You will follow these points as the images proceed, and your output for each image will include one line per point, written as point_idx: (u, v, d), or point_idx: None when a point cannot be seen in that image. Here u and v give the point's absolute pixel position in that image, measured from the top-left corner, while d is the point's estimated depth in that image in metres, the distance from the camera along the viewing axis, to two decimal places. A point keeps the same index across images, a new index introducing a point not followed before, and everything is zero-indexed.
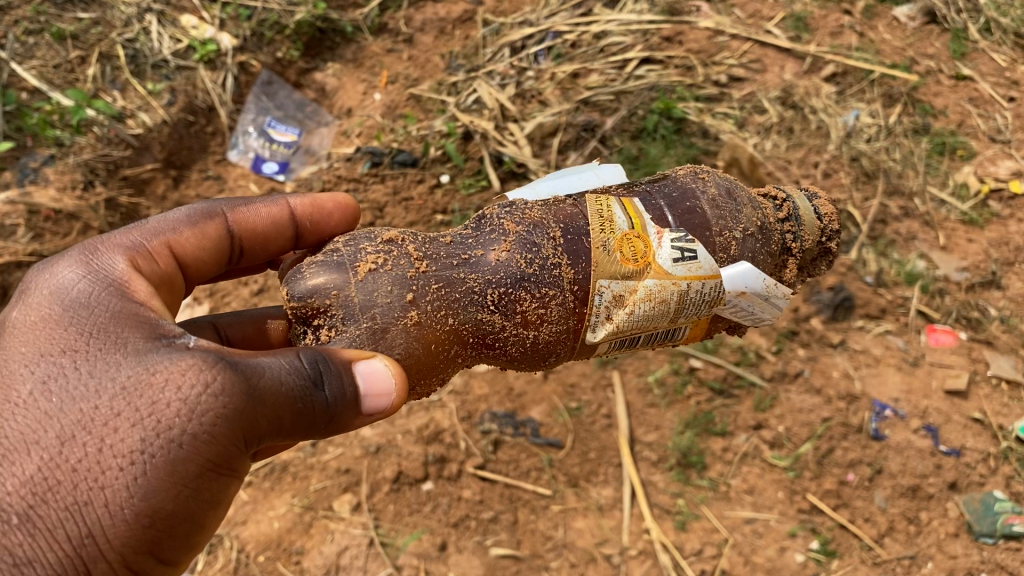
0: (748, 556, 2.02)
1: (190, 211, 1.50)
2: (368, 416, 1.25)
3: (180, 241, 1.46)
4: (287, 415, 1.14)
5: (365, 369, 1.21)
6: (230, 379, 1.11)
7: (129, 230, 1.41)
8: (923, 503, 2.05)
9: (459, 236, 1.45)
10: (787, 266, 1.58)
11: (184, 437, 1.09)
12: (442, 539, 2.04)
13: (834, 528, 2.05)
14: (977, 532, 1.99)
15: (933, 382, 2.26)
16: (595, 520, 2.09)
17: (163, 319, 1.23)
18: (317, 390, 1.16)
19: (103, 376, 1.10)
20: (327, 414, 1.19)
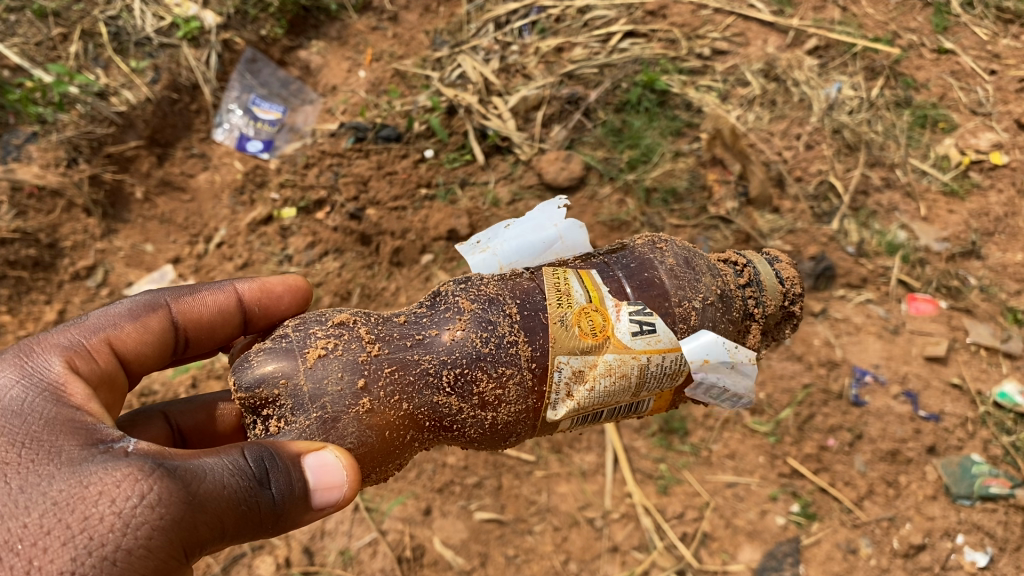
0: (729, 518, 2.05)
1: (131, 305, 1.47)
2: (320, 510, 1.19)
3: (124, 336, 1.42)
4: (230, 518, 1.08)
5: (314, 463, 1.15)
6: (167, 486, 1.05)
7: (68, 330, 1.36)
8: (902, 467, 2.08)
9: (413, 316, 1.40)
10: (750, 332, 1.54)
11: (119, 552, 1.01)
12: (426, 504, 2.06)
13: (814, 492, 2.07)
14: (954, 494, 2.02)
15: (913, 349, 2.28)
16: (578, 485, 2.11)
17: (100, 424, 1.17)
18: (263, 488, 1.10)
19: (33, 492, 1.04)
20: (274, 514, 1.12)
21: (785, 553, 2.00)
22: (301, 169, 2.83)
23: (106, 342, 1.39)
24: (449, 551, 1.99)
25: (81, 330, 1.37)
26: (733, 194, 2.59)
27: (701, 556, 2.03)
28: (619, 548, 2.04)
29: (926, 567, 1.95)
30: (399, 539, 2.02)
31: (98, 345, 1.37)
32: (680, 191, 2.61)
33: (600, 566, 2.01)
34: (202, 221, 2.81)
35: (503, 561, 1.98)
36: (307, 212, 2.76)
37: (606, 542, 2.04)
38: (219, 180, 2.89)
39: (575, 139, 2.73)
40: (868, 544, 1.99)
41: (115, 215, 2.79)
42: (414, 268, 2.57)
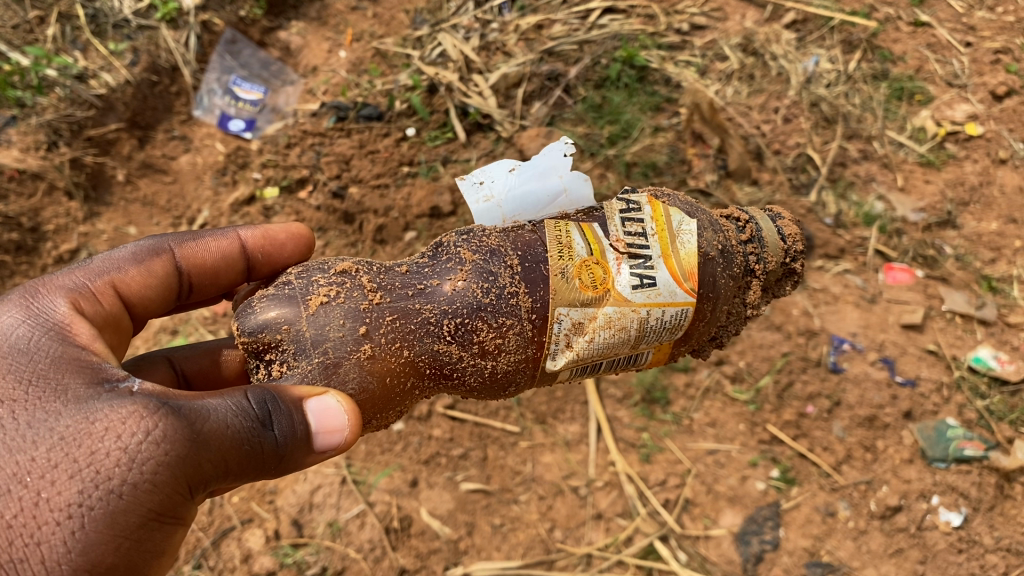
0: (711, 484, 2.09)
1: (137, 248, 1.49)
2: (321, 453, 1.22)
3: (129, 278, 1.44)
4: (234, 458, 1.10)
5: (315, 407, 1.17)
6: (172, 424, 1.07)
7: (76, 273, 1.38)
8: (880, 432, 2.12)
9: (415, 266, 1.42)
10: (752, 287, 1.56)
11: (125, 486, 1.04)
12: (413, 475, 2.09)
13: (793, 457, 2.11)
14: (930, 457, 2.06)
15: (890, 317, 2.32)
16: (562, 455, 2.14)
17: (103, 361, 1.19)
18: (266, 429, 1.13)
19: (41, 426, 1.06)
20: (276, 455, 1.15)
21: (766, 517, 2.03)
22: (284, 149, 2.84)
23: (112, 286, 1.41)
24: (435, 521, 2.02)
25: (88, 273, 1.39)
26: (712, 166, 2.60)
27: (683, 521, 2.06)
28: (603, 515, 2.07)
29: (903, 527, 1.99)
30: (387, 510, 2.04)
31: (104, 286, 1.39)
32: (660, 165, 2.62)
33: (584, 534, 2.04)
34: (185, 203, 2.82)
35: (489, 529, 2.02)
36: (289, 191, 2.77)
37: (590, 510, 2.07)
38: (201, 162, 2.90)
39: (555, 116, 2.74)
40: (846, 507, 2.03)
41: (97, 198, 2.79)
42: (398, 245, 2.57)
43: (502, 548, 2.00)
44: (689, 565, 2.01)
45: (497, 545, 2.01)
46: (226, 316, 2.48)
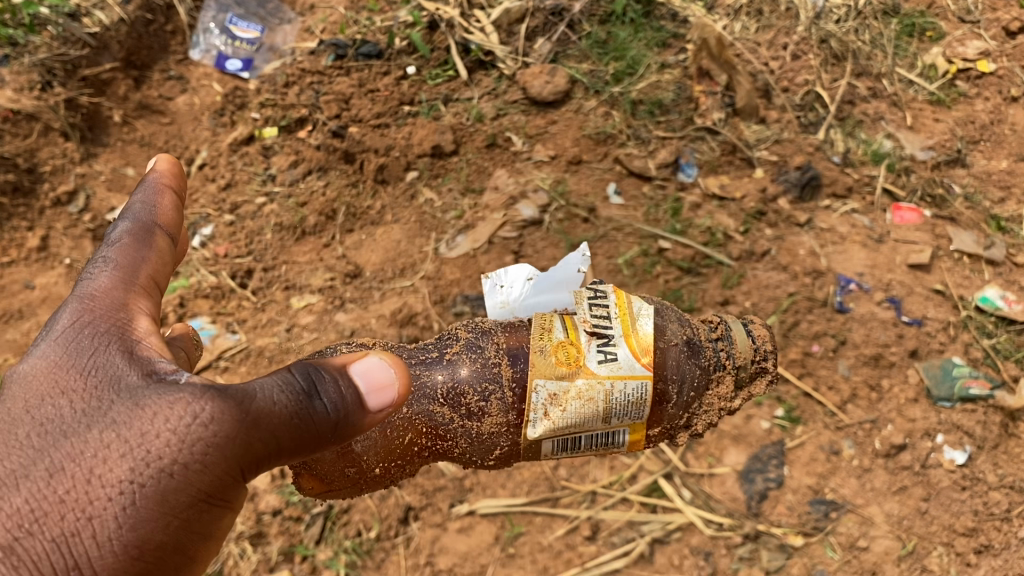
0: (715, 423, 2.07)
1: (151, 214, 1.33)
2: (382, 419, 1.14)
3: (168, 256, 1.31)
4: (286, 435, 1.04)
5: (359, 368, 1.09)
6: (221, 405, 1.02)
7: (121, 271, 1.21)
8: (884, 371, 2.10)
9: (420, 347, 1.48)
10: (724, 381, 1.43)
11: (172, 468, 1.01)
12: None
13: (798, 396, 2.10)
14: (935, 397, 2.05)
15: (897, 257, 2.29)
16: None
17: (144, 337, 1.13)
18: (321, 402, 1.06)
19: (92, 409, 1.04)
20: (331, 429, 1.07)
21: (769, 456, 2.02)
22: (282, 88, 2.79)
23: (157, 274, 1.26)
24: (440, 461, 2.02)
25: (132, 267, 1.23)
26: (719, 104, 2.55)
27: (687, 459, 2.05)
28: (608, 454, 2.06)
29: (906, 466, 1.98)
30: None
31: (151, 278, 1.25)
32: (666, 104, 2.57)
33: (588, 472, 2.04)
34: (183, 144, 2.76)
35: (494, 468, 2.02)
36: (288, 131, 2.68)
37: (595, 448, 2.06)
38: (198, 103, 2.85)
39: (559, 53, 2.69)
40: (850, 446, 2.02)
41: (94, 139, 2.74)
42: (399, 186, 2.47)
43: (507, 485, 2.00)
44: (695, 502, 2.00)
45: (503, 483, 2.00)
46: (226, 257, 2.41)
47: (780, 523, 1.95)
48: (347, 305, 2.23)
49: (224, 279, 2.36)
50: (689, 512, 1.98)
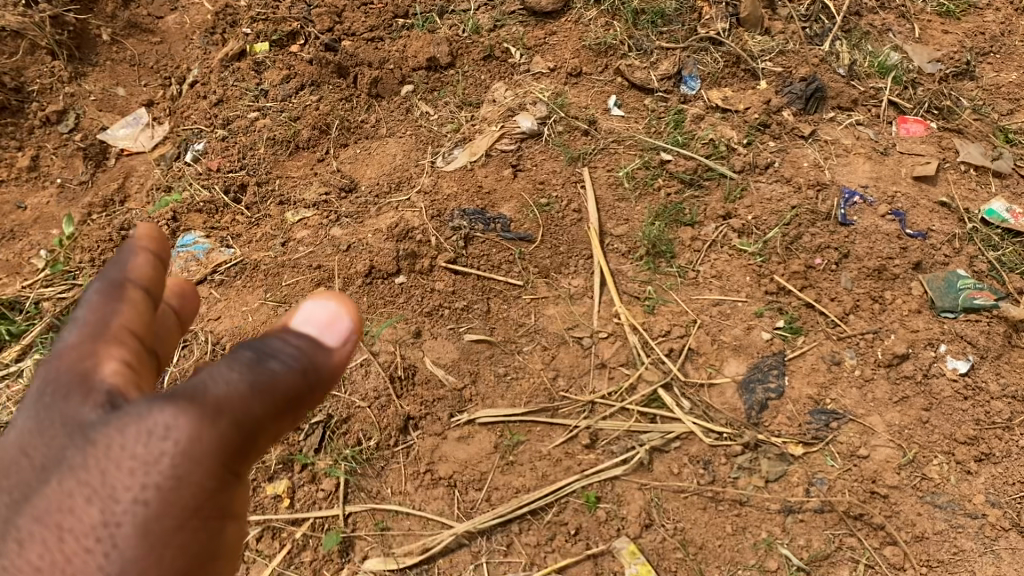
0: (715, 334, 2.01)
1: (121, 277, 1.06)
2: (341, 368, 1.10)
3: (147, 316, 1.07)
4: (252, 414, 0.97)
5: (300, 323, 1.10)
6: (176, 407, 0.92)
7: (89, 326, 1.02)
8: (888, 283, 2.07)
9: None
10: None
11: (148, 490, 0.90)
12: (416, 327, 1.97)
13: (800, 308, 2.04)
14: (939, 308, 2.03)
15: (902, 171, 2.27)
16: (566, 308, 2.03)
17: (102, 378, 0.97)
18: (272, 362, 1.00)
19: (52, 470, 0.92)
20: (295, 390, 1.01)
21: (771, 366, 1.95)
22: (273, 4, 2.70)
23: (131, 329, 1.04)
24: (440, 370, 1.91)
25: (101, 321, 1.03)
26: (723, 14, 2.55)
27: (686, 370, 1.96)
28: (606, 365, 1.96)
29: (908, 375, 1.93)
30: (390, 360, 1.92)
31: (126, 332, 1.03)
32: (669, 13, 2.55)
33: (588, 382, 1.93)
34: (174, 64, 2.68)
35: (493, 378, 1.92)
36: (280, 45, 2.61)
37: (594, 360, 1.96)
38: (188, 21, 2.77)
39: None
40: (852, 356, 1.97)
41: (82, 58, 2.66)
42: (394, 99, 2.44)
43: (506, 396, 1.90)
44: (693, 413, 1.89)
45: (502, 393, 1.90)
46: (219, 171, 2.28)
47: (780, 433, 1.86)
48: (343, 221, 2.13)
49: (218, 194, 2.21)
50: (688, 421, 1.87)
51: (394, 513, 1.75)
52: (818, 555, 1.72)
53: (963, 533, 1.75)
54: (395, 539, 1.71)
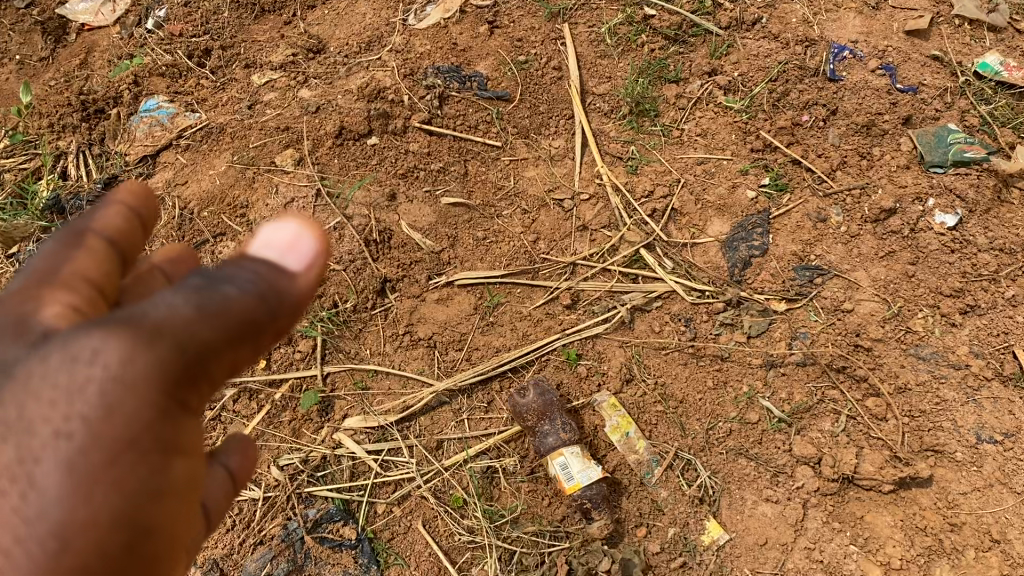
0: (699, 194, 1.96)
1: (81, 225, 0.85)
2: (308, 292, 0.82)
3: (111, 271, 0.84)
4: (203, 343, 0.71)
5: (264, 242, 0.81)
6: (105, 328, 0.67)
7: (33, 271, 0.80)
8: (877, 140, 1.98)
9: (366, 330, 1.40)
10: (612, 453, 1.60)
11: (72, 423, 0.66)
12: (390, 189, 1.90)
13: (787, 165, 1.98)
14: (927, 164, 1.92)
15: (894, 25, 2.17)
16: (546, 170, 1.98)
17: (40, 322, 0.75)
18: (223, 284, 0.73)
19: None
20: (259, 317, 0.75)
21: (755, 225, 1.90)
22: None
23: (87, 276, 0.81)
24: (416, 234, 1.85)
25: (49, 267, 0.81)
26: None
27: (669, 231, 1.92)
28: (588, 227, 1.92)
29: (896, 231, 1.86)
30: (365, 224, 1.85)
31: (79, 278, 0.81)
32: None
33: (569, 245, 1.89)
34: None
35: (472, 243, 1.87)
36: None
37: (575, 222, 1.92)
38: None
39: None
40: (838, 214, 1.91)
41: None
42: None
43: (486, 259, 1.85)
44: (675, 272, 1.87)
45: (481, 257, 1.85)
46: (181, 37, 2.17)
47: (763, 290, 1.82)
48: (311, 82, 2.04)
49: (181, 57, 2.12)
50: (670, 280, 1.85)
51: (373, 373, 1.73)
52: (800, 407, 1.69)
53: (947, 383, 1.69)
54: (375, 399, 1.70)
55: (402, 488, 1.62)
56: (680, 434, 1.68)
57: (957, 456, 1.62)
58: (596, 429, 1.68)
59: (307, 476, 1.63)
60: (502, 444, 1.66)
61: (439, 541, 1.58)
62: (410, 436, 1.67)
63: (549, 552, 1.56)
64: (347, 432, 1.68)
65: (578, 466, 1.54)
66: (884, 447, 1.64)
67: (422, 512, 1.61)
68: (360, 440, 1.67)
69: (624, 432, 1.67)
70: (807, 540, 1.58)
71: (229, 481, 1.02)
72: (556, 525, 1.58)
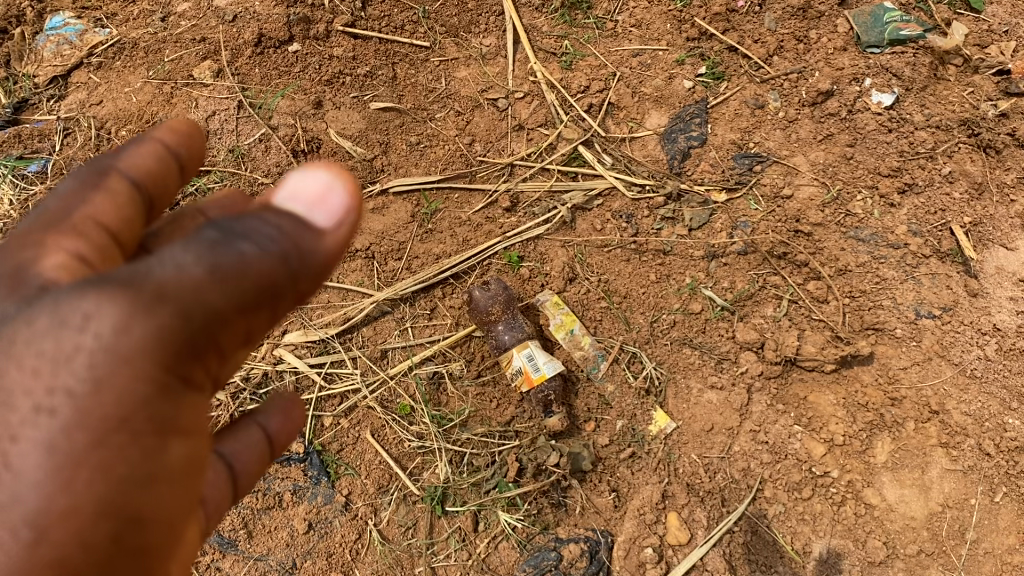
0: (636, 87, 1.92)
1: (104, 163, 0.76)
2: (336, 254, 0.71)
3: (133, 218, 0.75)
4: (213, 307, 0.61)
5: (289, 194, 0.71)
6: (103, 288, 0.59)
7: (45, 212, 0.72)
8: (813, 23, 1.92)
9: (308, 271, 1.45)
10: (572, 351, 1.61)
11: (57, 397, 0.61)
12: (316, 97, 1.83)
13: (723, 53, 1.93)
14: (864, 44, 1.86)
15: None
16: (478, 70, 1.93)
17: (40, 274, 0.67)
18: (240, 239, 0.62)
19: None
20: (274, 282, 0.64)
21: (692, 115, 1.87)
22: None
23: (102, 221, 0.72)
24: (346, 142, 1.79)
25: (62, 208, 0.72)
26: None
27: (607, 126, 1.89)
28: (524, 127, 1.88)
29: (833, 113, 1.82)
30: (291, 134, 1.79)
31: (91, 221, 0.71)
32: None
33: (506, 145, 1.85)
34: None
35: (405, 148, 1.82)
36: None
37: (511, 122, 1.88)
38: None
39: None
40: (776, 99, 1.87)
41: None
42: None
43: (421, 164, 1.81)
44: (615, 168, 1.84)
45: (415, 162, 1.81)
46: None
47: (703, 181, 1.80)
48: None
49: None
50: (609, 176, 1.82)
51: None
52: (742, 295, 1.69)
53: (886, 262, 1.69)
54: (314, 313, 1.68)
55: (347, 400, 1.62)
56: (625, 329, 1.68)
57: (897, 332, 1.64)
58: (542, 328, 1.68)
59: (249, 394, 1.61)
60: (447, 350, 1.65)
61: (387, 448, 1.58)
62: (352, 347, 1.66)
63: (499, 451, 1.57)
64: (289, 347, 1.66)
65: (543, 358, 1.53)
66: (826, 327, 1.66)
67: (370, 423, 1.60)
68: (302, 354, 1.65)
69: (569, 330, 1.66)
70: (753, 423, 1.60)
71: (267, 444, 0.98)
72: (505, 425, 1.59)
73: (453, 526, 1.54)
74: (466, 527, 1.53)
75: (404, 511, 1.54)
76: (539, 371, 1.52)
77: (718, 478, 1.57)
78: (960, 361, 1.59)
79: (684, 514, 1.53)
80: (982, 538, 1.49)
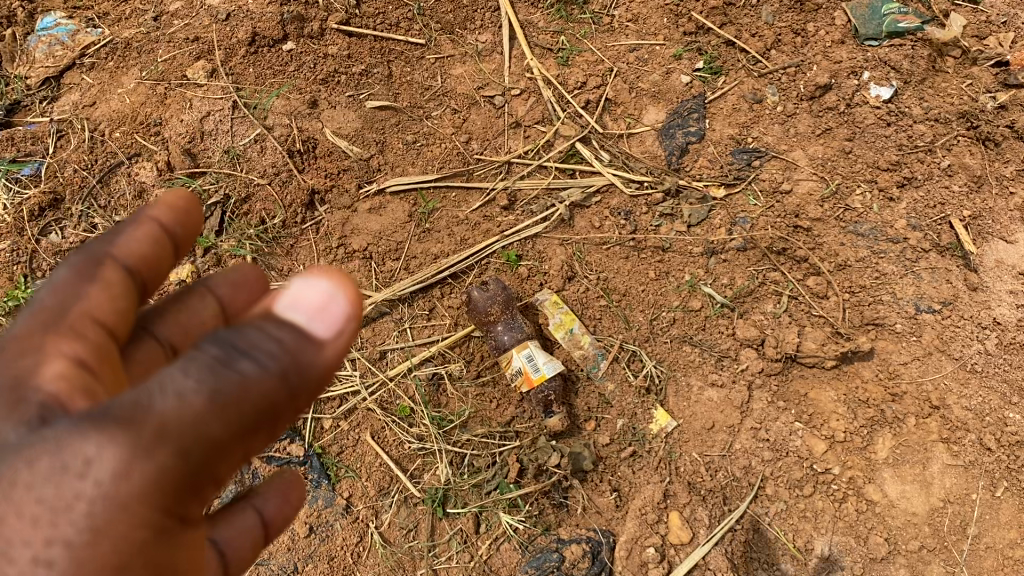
0: (633, 82, 1.91)
1: (99, 252, 0.79)
2: (336, 362, 0.69)
3: (126, 307, 0.79)
4: (212, 437, 0.61)
5: (291, 301, 0.68)
6: (101, 428, 0.60)
7: (41, 307, 0.74)
8: (810, 17, 1.92)
9: None
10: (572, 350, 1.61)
11: (54, 548, 0.61)
12: (311, 96, 1.82)
13: (720, 48, 1.93)
14: (862, 38, 1.86)
15: None
16: (474, 67, 1.92)
17: (39, 385, 0.67)
18: (241, 358, 0.61)
19: None
20: (273, 403, 0.64)
21: (690, 111, 1.86)
22: None
23: (97, 317, 0.76)
24: (341, 141, 1.78)
25: (58, 304, 0.74)
26: None
27: (605, 122, 1.88)
28: (521, 124, 1.87)
29: (831, 107, 1.81)
30: (287, 134, 1.77)
31: (89, 318, 0.75)
32: None
33: (503, 143, 1.84)
34: None
35: (401, 147, 1.81)
36: None
37: (508, 119, 1.87)
38: None
39: None
40: (774, 93, 1.86)
41: None
42: None
43: (417, 163, 1.79)
44: (613, 164, 1.83)
45: (412, 161, 1.79)
46: None
47: (701, 177, 1.79)
48: None
49: None
50: (607, 173, 1.81)
51: None
52: (741, 292, 1.69)
53: (886, 257, 1.68)
54: None
55: (347, 402, 1.61)
56: (624, 327, 1.67)
57: (897, 328, 1.63)
58: (541, 328, 1.67)
59: None
60: (446, 350, 1.64)
61: (387, 450, 1.58)
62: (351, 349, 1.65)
63: (500, 452, 1.57)
64: None
65: (542, 358, 1.52)
66: (826, 323, 1.65)
67: (370, 425, 1.60)
68: None
69: (568, 329, 1.65)
70: (753, 421, 1.60)
71: (265, 524, 0.98)
72: (505, 426, 1.58)
73: (454, 528, 1.53)
74: (467, 529, 1.52)
75: (405, 513, 1.54)
76: (539, 371, 1.51)
77: (719, 476, 1.57)
78: (961, 356, 1.58)
79: (687, 514, 1.52)
80: (984, 532, 1.48)
